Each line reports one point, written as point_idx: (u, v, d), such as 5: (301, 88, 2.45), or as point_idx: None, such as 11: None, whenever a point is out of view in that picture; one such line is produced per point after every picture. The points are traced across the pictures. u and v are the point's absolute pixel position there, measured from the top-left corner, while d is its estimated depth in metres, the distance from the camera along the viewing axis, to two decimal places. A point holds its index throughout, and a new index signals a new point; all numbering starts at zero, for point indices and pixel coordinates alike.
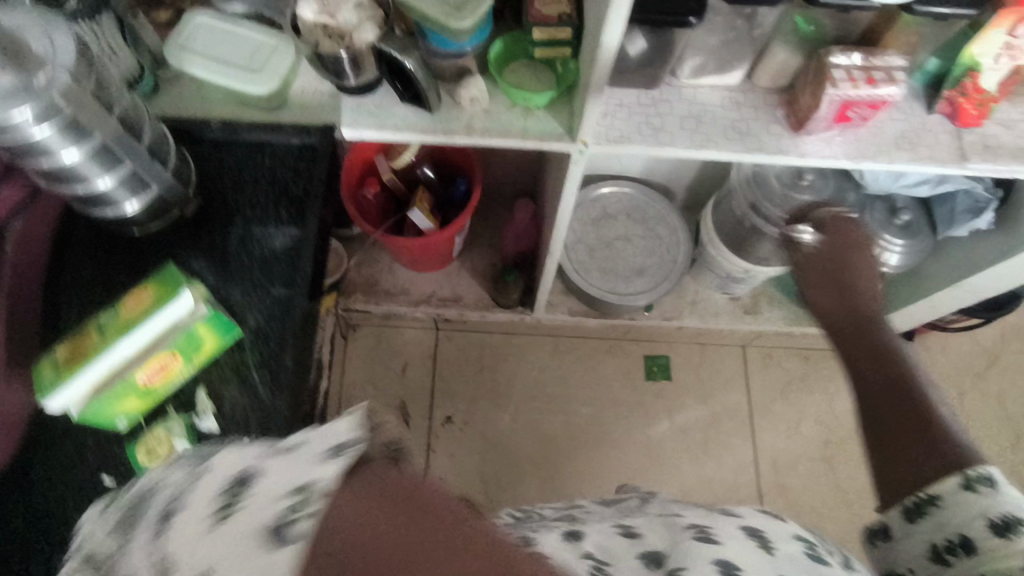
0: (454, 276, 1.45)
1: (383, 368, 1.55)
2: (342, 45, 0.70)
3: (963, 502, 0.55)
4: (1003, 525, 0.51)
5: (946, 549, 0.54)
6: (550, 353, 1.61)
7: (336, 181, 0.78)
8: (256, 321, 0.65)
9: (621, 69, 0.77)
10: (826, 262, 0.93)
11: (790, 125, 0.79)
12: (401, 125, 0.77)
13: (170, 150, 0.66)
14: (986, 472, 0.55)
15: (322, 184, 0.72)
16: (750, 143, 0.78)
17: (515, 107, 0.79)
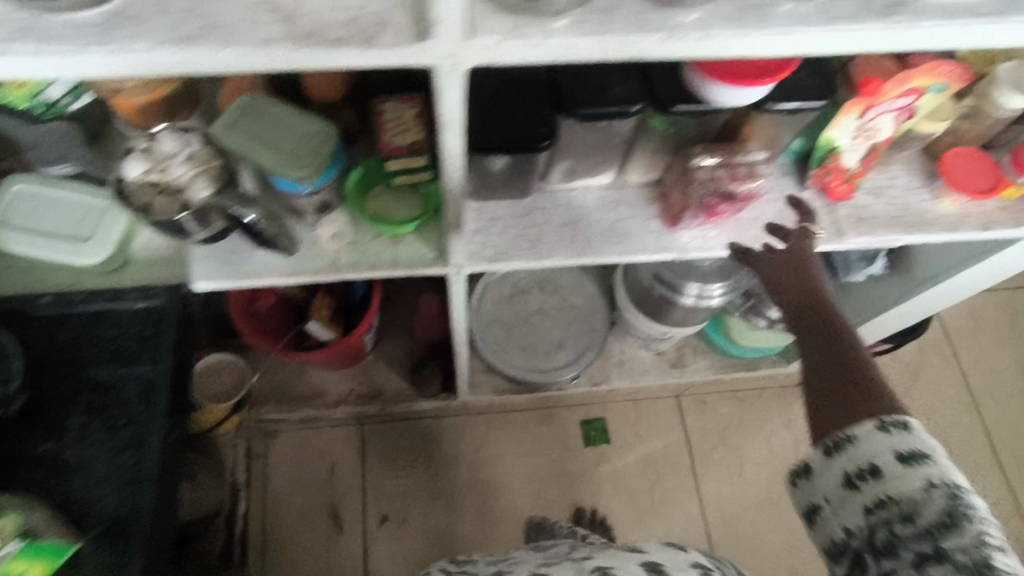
0: (371, 370, 1.40)
1: (309, 475, 1.45)
2: (178, 201, 0.65)
3: (877, 439, 0.51)
4: (914, 458, 0.49)
5: (860, 481, 0.51)
6: (485, 430, 1.54)
7: (196, 335, 0.73)
8: (98, 526, 0.60)
9: (488, 184, 0.74)
10: (778, 271, 0.68)
11: (666, 223, 0.77)
12: (260, 271, 0.72)
13: None
14: (900, 411, 0.52)
15: (171, 355, 0.66)
16: (628, 244, 0.76)
17: (382, 236, 0.75)
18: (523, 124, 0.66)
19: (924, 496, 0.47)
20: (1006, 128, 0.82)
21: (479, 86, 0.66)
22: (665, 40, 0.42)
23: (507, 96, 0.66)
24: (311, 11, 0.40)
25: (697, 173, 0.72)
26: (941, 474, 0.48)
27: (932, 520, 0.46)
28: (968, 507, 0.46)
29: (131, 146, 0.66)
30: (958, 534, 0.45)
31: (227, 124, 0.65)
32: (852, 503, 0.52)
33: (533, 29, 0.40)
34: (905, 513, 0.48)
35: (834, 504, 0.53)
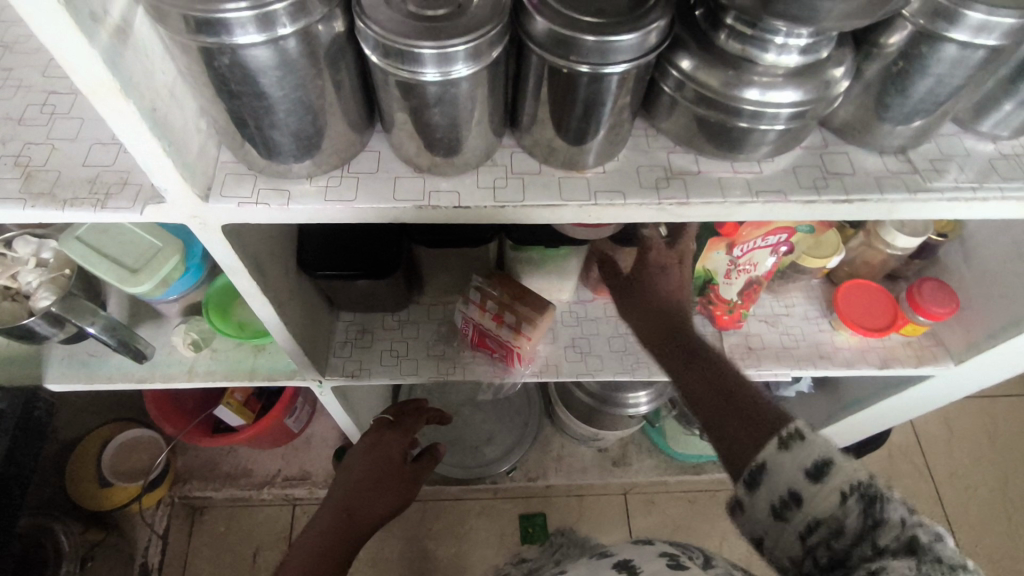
0: (300, 452, 1.35)
1: (231, 562, 1.30)
2: (26, 307, 0.64)
3: (784, 463, 0.41)
4: (821, 471, 0.39)
5: (785, 512, 0.41)
6: (418, 522, 1.28)
7: (44, 435, 0.75)
8: None
9: (350, 300, 0.72)
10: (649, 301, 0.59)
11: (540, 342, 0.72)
12: (114, 375, 0.70)
13: None
14: (792, 421, 0.42)
15: None
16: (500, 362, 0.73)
17: (246, 344, 0.74)
18: (368, 251, 0.65)
19: (843, 508, 0.38)
20: (908, 259, 0.79)
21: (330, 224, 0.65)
22: (421, 208, 0.41)
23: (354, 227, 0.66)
24: (59, 166, 0.40)
25: (472, 315, 0.69)
26: (850, 476, 0.38)
27: (856, 527, 0.37)
28: (885, 501, 0.37)
29: None
30: (884, 532, 0.36)
31: (72, 234, 0.62)
32: (787, 540, 0.41)
33: (277, 196, 0.40)
34: (834, 531, 0.38)
35: (770, 538, 0.42)
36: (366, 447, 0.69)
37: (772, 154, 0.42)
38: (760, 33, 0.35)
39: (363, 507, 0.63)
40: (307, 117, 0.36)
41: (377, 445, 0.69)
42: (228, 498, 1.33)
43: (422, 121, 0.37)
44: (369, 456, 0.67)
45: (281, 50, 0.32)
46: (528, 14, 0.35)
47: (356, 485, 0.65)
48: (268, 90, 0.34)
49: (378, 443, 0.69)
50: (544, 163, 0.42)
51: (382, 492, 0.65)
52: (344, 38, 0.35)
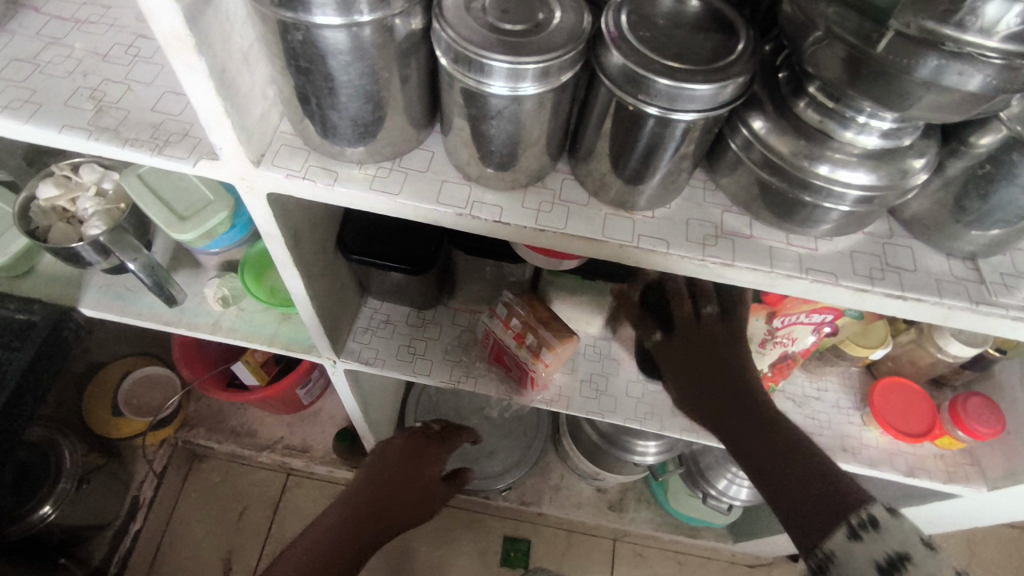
0: (305, 423, 1.36)
1: (218, 517, 1.33)
2: (78, 232, 0.67)
3: (856, 556, 0.36)
4: (894, 566, 0.34)
5: None
6: None
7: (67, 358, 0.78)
8: None
9: (380, 289, 0.72)
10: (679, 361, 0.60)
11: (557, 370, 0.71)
12: (144, 313, 0.72)
13: None
14: (870, 505, 0.37)
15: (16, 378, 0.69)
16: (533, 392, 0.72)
17: (272, 310, 0.75)
18: (406, 245, 0.65)
19: None
20: (959, 368, 0.74)
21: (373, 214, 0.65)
22: (462, 216, 0.40)
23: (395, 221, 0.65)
24: (130, 107, 0.42)
25: (494, 328, 0.68)
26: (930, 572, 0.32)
27: None
28: None
29: (54, 170, 0.69)
30: None
31: (134, 171, 0.64)
32: None
33: (326, 175, 0.40)
34: None
35: None
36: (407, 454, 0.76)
37: (831, 234, 0.40)
38: (843, 108, 0.34)
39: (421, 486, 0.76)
40: (368, 105, 0.36)
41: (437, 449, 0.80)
42: (228, 452, 1.36)
43: (478, 131, 0.37)
44: (407, 464, 0.75)
45: (356, 35, 0.32)
46: (605, 45, 0.34)
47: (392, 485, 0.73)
48: (335, 72, 0.34)
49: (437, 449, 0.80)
50: (593, 196, 0.41)
51: (412, 497, 0.73)
52: (419, 36, 0.35)
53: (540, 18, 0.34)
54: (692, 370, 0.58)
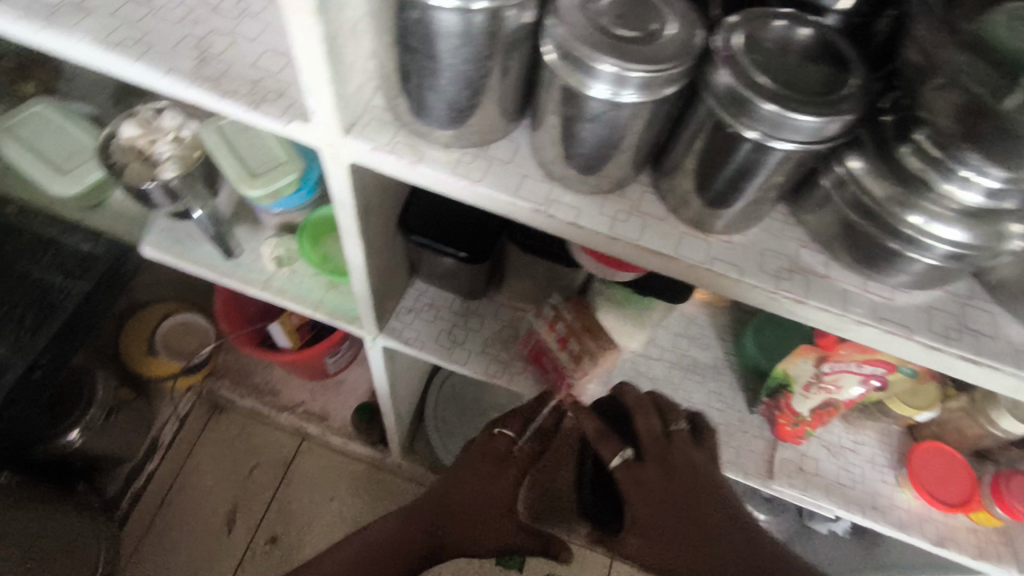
0: (327, 392, 1.38)
1: (229, 469, 1.37)
2: (152, 173, 0.69)
3: None
4: None
5: None
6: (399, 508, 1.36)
7: (121, 292, 0.81)
8: None
9: (431, 273, 0.72)
10: (662, 489, 0.50)
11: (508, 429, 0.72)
12: (198, 261, 0.74)
13: None
14: None
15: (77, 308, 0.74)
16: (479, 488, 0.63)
17: (322, 277, 0.76)
18: (465, 233, 0.65)
19: None
20: (1007, 445, 0.71)
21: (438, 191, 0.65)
22: (537, 212, 0.40)
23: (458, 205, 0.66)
24: (232, 60, 0.43)
25: (539, 331, 0.67)
26: None
27: None
28: None
29: (138, 111, 0.72)
30: None
31: (215, 122, 0.68)
32: None
33: (411, 152, 0.41)
34: None
35: None
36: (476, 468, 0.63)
37: (911, 286, 0.39)
38: (950, 160, 0.32)
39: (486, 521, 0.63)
40: (466, 91, 0.37)
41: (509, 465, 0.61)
42: (249, 408, 1.39)
43: (568, 131, 0.37)
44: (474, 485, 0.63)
45: (467, 21, 0.33)
46: (714, 63, 0.34)
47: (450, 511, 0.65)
48: (441, 54, 0.35)
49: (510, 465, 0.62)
50: (670, 212, 0.41)
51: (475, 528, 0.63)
52: (528, 29, 0.35)
53: (654, 27, 0.34)
54: (677, 511, 0.50)
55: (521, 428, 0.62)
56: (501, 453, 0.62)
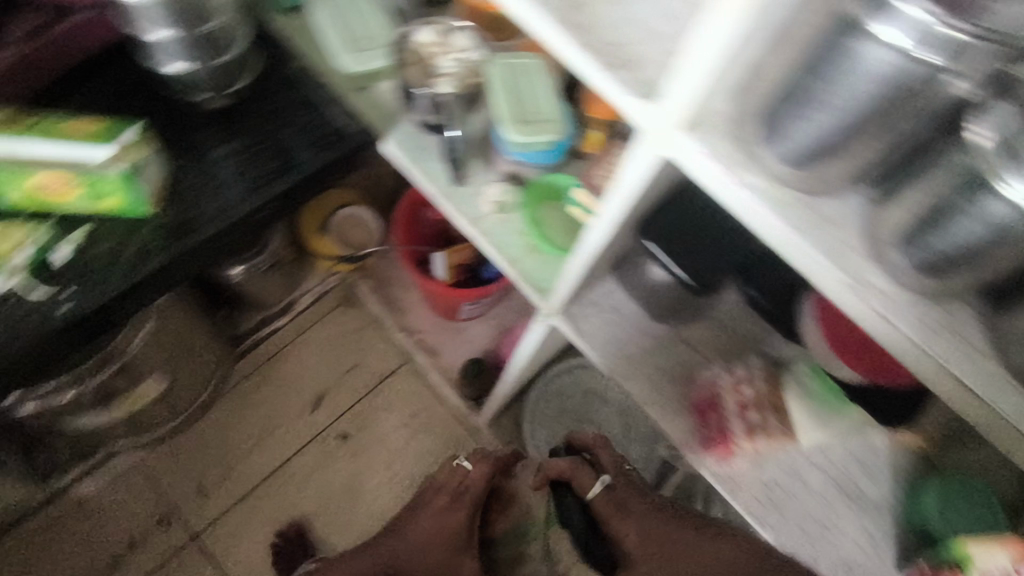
0: (446, 333, 1.42)
1: (334, 358, 1.44)
2: (426, 81, 0.71)
3: None
4: None
5: None
6: None
7: (351, 170, 0.84)
8: (167, 217, 0.72)
9: (633, 277, 0.71)
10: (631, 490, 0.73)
11: (439, 500, 0.90)
12: (427, 173, 0.78)
13: (241, 73, 0.76)
14: None
15: (313, 170, 0.77)
16: (432, 530, 0.88)
17: (525, 237, 0.77)
18: (700, 258, 0.63)
19: None
20: None
21: (691, 190, 0.62)
22: (844, 286, 0.38)
23: (705, 215, 0.62)
24: (598, 13, 0.43)
25: (723, 387, 0.67)
26: None
27: None
28: None
29: (435, 19, 0.74)
30: None
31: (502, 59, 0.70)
32: None
33: (743, 171, 0.39)
34: None
35: None
36: (432, 515, 0.89)
37: None
38: None
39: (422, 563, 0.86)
40: (846, 134, 0.35)
41: (447, 514, 0.89)
42: (373, 314, 1.47)
43: (934, 219, 0.35)
44: (425, 529, 0.88)
45: (902, 66, 0.31)
46: None
47: (414, 548, 0.87)
48: (849, 90, 0.33)
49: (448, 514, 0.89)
50: (994, 349, 0.37)
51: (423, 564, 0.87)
52: (956, 102, 0.33)
53: None
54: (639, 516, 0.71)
55: (476, 463, 0.93)
56: (454, 493, 0.91)
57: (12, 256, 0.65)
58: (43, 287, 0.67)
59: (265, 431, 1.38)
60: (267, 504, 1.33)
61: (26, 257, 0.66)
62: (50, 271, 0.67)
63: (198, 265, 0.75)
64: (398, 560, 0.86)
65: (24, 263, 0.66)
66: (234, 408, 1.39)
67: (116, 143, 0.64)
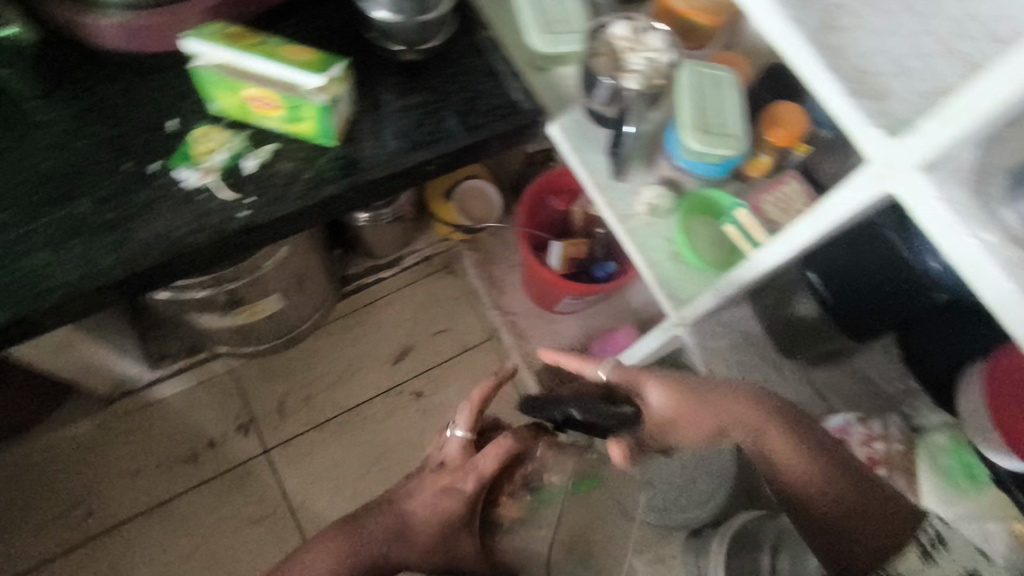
0: (537, 321, 1.44)
1: (426, 319, 1.49)
2: (614, 72, 0.73)
3: None
4: None
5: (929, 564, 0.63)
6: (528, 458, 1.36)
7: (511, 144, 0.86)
8: (344, 151, 0.76)
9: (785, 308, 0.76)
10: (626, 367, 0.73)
11: (439, 480, 0.83)
12: (586, 163, 0.80)
13: (438, 32, 0.79)
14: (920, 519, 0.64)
15: (481, 136, 0.79)
16: (430, 514, 0.82)
17: (669, 243, 0.77)
18: (860, 298, 0.69)
19: None
20: None
21: (874, 233, 0.66)
22: None
23: (890, 264, 0.65)
24: (850, 40, 0.43)
25: (853, 436, 0.73)
26: None
27: None
28: None
29: (634, 16, 0.76)
30: None
31: (694, 67, 0.72)
32: None
33: (978, 225, 0.38)
34: None
35: None
36: (439, 488, 0.83)
37: None
38: None
39: (420, 543, 0.81)
40: None
41: (449, 483, 0.83)
42: (471, 287, 1.50)
43: None
44: (433, 503, 0.82)
45: None
46: None
47: (416, 524, 0.81)
48: None
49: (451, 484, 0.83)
50: None
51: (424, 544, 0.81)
52: None
53: None
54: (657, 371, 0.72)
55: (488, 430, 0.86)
56: (460, 475, 0.82)
57: (210, 156, 0.72)
58: (228, 190, 0.72)
59: (348, 370, 1.44)
60: (335, 439, 1.40)
61: (221, 159, 0.73)
62: (236, 177, 0.73)
63: (358, 203, 0.78)
64: (397, 535, 0.80)
65: (219, 164, 0.72)
66: (325, 342, 1.46)
67: (326, 75, 0.68)
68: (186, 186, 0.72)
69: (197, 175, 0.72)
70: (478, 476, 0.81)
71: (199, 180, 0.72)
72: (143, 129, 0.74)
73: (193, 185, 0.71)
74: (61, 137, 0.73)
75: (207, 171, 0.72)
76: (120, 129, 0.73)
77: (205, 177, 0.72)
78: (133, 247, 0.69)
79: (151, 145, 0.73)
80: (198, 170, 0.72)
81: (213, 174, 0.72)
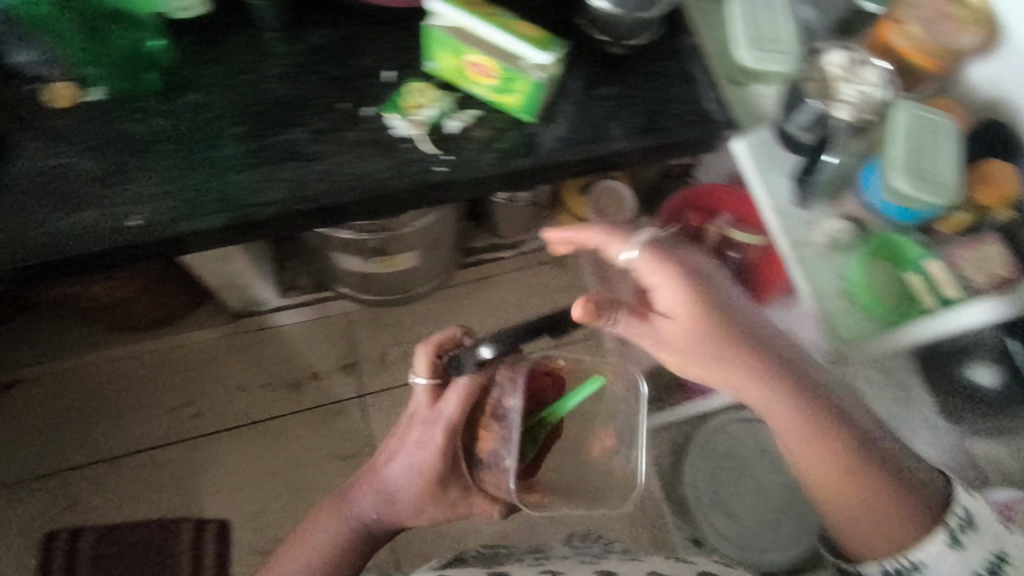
0: None
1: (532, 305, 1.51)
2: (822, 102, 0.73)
3: None
4: None
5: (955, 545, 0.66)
6: None
7: None
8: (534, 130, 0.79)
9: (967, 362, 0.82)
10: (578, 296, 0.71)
11: (414, 433, 0.80)
12: (768, 185, 0.80)
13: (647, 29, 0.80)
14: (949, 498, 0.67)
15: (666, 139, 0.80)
16: (409, 477, 0.80)
17: (839, 279, 0.75)
18: None
19: None
20: None
21: None
22: None
23: None
24: None
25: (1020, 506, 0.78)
26: None
27: None
28: None
29: (850, 47, 0.75)
30: None
31: (907, 108, 0.73)
32: None
33: None
34: None
35: None
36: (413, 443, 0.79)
37: None
38: None
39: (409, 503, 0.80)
40: None
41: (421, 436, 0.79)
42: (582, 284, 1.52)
43: None
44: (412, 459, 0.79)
45: None
46: None
47: (400, 483, 0.80)
48: None
49: (424, 437, 0.79)
50: None
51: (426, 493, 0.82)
52: None
53: None
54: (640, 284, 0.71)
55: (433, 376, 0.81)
56: (428, 424, 0.79)
57: (421, 110, 0.77)
58: (431, 145, 0.77)
59: None
60: None
61: (430, 114, 0.77)
62: (439, 134, 0.77)
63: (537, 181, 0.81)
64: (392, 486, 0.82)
65: (427, 118, 0.77)
66: (433, 306, 1.51)
67: (547, 53, 0.72)
68: (393, 134, 0.77)
69: (405, 126, 0.76)
70: (447, 423, 0.77)
71: (408, 130, 0.76)
72: (360, 76, 0.79)
73: (399, 134, 0.76)
74: (290, 70, 0.79)
75: (414, 123, 0.77)
76: (340, 73, 0.79)
77: (410, 129, 0.76)
78: (337, 181, 0.74)
79: (365, 91, 0.78)
80: (407, 121, 0.77)
81: (419, 127, 0.76)
